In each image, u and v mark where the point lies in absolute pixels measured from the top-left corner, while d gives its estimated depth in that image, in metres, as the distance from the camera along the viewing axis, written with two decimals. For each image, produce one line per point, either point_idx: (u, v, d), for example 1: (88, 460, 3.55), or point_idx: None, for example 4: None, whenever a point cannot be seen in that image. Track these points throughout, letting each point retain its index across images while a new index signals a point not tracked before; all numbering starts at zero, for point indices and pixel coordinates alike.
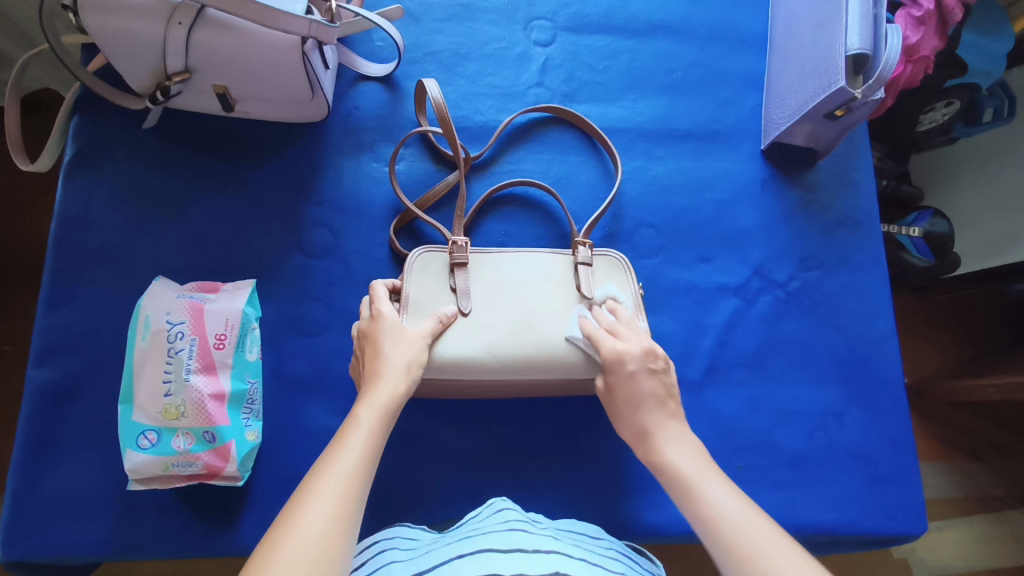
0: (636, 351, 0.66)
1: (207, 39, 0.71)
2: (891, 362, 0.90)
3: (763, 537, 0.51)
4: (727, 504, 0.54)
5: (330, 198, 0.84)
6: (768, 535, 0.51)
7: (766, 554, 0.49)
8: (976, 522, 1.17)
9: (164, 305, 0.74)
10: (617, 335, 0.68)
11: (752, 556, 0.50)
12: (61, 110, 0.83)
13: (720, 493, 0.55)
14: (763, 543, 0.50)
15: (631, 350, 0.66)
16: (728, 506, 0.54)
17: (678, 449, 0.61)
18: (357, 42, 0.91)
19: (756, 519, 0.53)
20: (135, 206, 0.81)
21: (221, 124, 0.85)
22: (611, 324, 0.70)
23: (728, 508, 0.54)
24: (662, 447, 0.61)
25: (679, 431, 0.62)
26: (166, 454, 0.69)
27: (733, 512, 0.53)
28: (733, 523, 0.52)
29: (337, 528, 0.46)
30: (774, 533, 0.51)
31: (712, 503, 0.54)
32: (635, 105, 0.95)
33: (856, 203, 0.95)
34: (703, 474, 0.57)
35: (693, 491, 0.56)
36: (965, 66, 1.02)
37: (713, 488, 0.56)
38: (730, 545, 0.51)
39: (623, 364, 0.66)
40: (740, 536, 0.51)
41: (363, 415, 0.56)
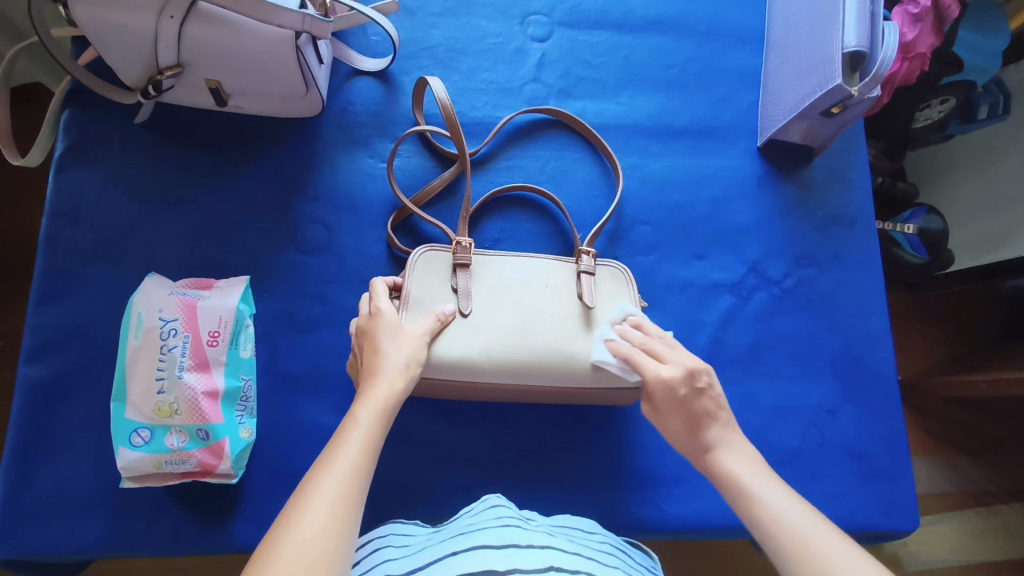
0: (680, 375, 0.63)
1: (199, 32, 0.70)
2: (885, 360, 0.90)
3: (828, 541, 0.48)
4: (788, 507, 0.52)
5: (324, 194, 0.84)
6: (829, 539, 0.48)
7: (836, 564, 0.46)
8: (968, 517, 1.18)
9: (157, 302, 0.74)
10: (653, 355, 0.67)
11: (820, 559, 0.47)
12: (51, 104, 0.82)
13: (778, 496, 0.53)
14: (831, 550, 0.47)
15: (674, 373, 0.63)
16: (788, 508, 0.52)
17: (737, 457, 0.58)
18: (352, 36, 0.90)
19: (815, 521, 0.50)
20: (127, 202, 0.80)
21: (215, 119, 0.84)
22: (645, 342, 0.68)
23: (789, 509, 0.51)
24: (722, 456, 0.59)
25: (737, 440, 0.60)
26: (159, 451, 0.69)
27: (795, 513, 0.51)
28: (797, 528, 0.50)
29: (337, 529, 0.45)
30: (836, 536, 0.49)
31: (772, 506, 0.52)
32: (631, 101, 0.94)
33: (851, 200, 0.95)
34: (759, 478, 0.55)
35: (750, 494, 0.54)
36: (960, 63, 1.02)
37: (770, 492, 0.54)
38: (789, 545, 0.49)
39: (671, 391, 0.62)
40: (805, 538, 0.49)
41: (362, 414, 0.55)
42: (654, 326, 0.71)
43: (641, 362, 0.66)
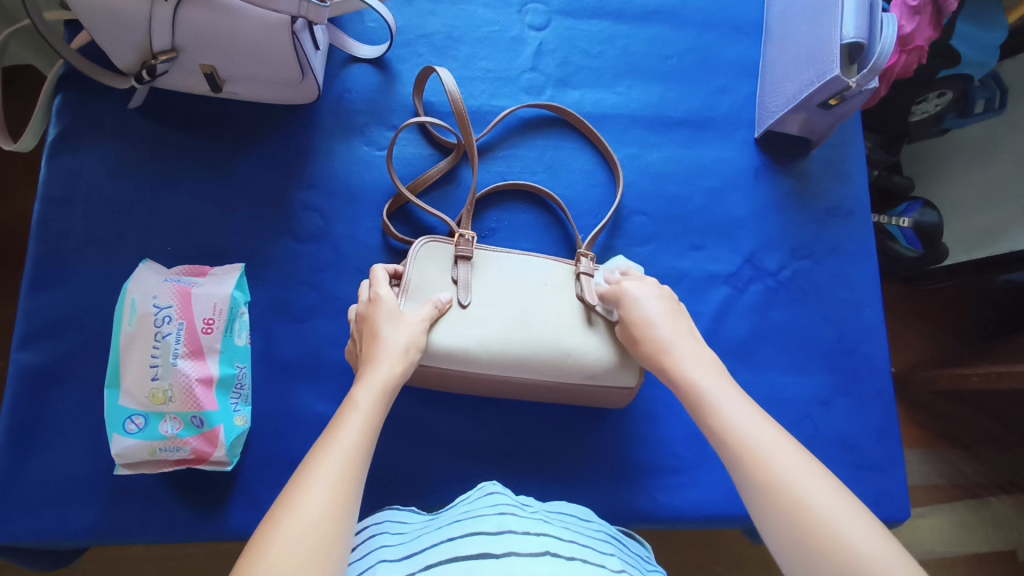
0: (646, 287, 0.68)
1: (194, 17, 0.69)
2: (879, 352, 0.90)
3: (775, 444, 0.50)
4: (738, 413, 0.54)
5: (320, 182, 0.83)
6: (777, 440, 0.51)
7: (774, 461, 0.49)
8: (958, 509, 1.19)
9: (150, 289, 0.73)
10: (662, 315, 0.65)
11: (766, 460, 0.49)
12: (43, 89, 0.81)
13: (734, 403, 0.55)
14: (775, 449, 0.50)
15: (641, 285, 0.68)
16: (739, 413, 0.53)
17: (696, 363, 0.59)
18: (348, 23, 0.89)
19: (762, 424, 0.52)
20: (121, 188, 0.79)
21: (209, 105, 0.83)
22: (651, 292, 0.67)
23: (740, 413, 0.53)
24: (678, 360, 0.60)
25: (697, 351, 0.61)
26: (153, 438, 0.69)
27: (747, 420, 0.53)
28: (744, 428, 0.52)
29: (336, 511, 0.45)
30: (782, 437, 0.51)
31: (724, 412, 0.54)
32: (629, 91, 0.94)
33: (848, 192, 0.95)
34: (716, 385, 0.57)
35: (704, 401, 0.56)
36: (958, 58, 1.02)
37: (726, 398, 0.55)
38: (740, 448, 0.51)
39: (628, 292, 0.68)
40: (755, 441, 0.51)
41: (362, 398, 0.55)
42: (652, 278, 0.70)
43: (649, 317, 0.65)
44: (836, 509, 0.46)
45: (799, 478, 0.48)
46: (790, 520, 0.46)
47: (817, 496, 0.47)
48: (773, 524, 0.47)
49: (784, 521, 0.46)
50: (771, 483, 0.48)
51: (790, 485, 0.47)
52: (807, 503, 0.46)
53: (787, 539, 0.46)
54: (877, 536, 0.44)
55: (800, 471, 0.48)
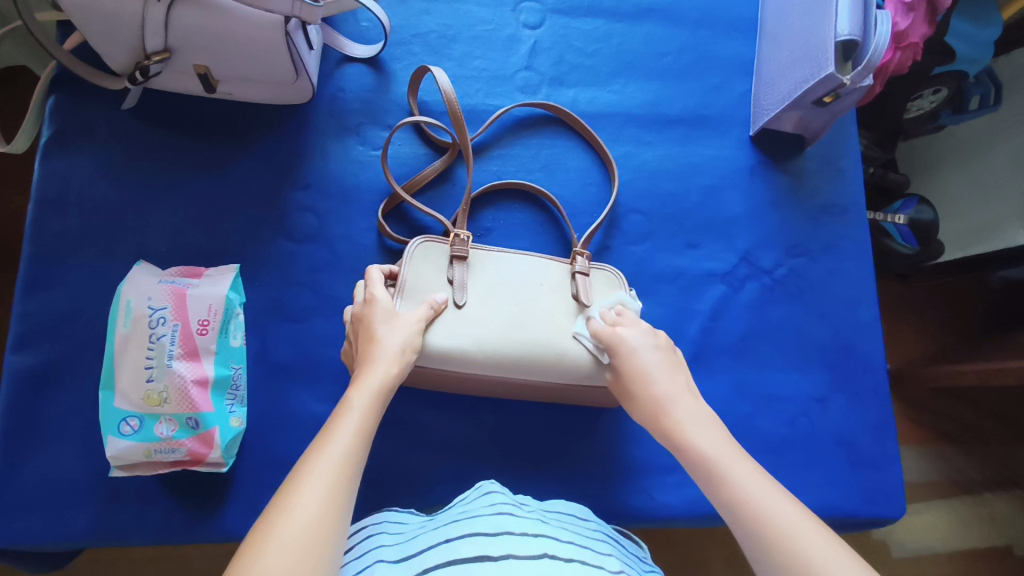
0: (640, 335, 0.66)
1: (187, 17, 0.69)
2: (875, 350, 0.90)
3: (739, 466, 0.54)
4: (755, 488, 0.51)
5: (315, 182, 0.83)
6: (798, 520, 0.48)
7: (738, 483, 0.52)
8: (955, 504, 1.19)
9: (145, 290, 0.73)
10: (660, 367, 0.63)
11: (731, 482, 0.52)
12: (36, 89, 0.80)
13: (748, 476, 0.52)
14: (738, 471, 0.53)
15: (635, 334, 0.66)
16: (707, 439, 0.56)
17: (700, 428, 0.57)
18: (342, 22, 0.89)
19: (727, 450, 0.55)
20: (115, 188, 0.79)
21: (203, 105, 0.83)
22: (647, 341, 0.66)
23: (757, 489, 0.51)
24: (677, 422, 0.59)
25: (692, 405, 0.60)
26: (149, 440, 0.69)
27: (716, 448, 0.55)
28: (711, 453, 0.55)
29: (330, 512, 0.45)
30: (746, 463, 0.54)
31: (739, 487, 0.52)
32: (624, 90, 0.94)
33: (843, 190, 0.96)
34: (724, 453, 0.55)
35: (716, 474, 0.53)
36: (953, 53, 1.02)
37: (738, 470, 0.53)
38: (713, 475, 0.54)
39: (624, 341, 0.66)
40: (779, 525, 0.48)
41: (356, 399, 0.55)
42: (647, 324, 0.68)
43: (646, 369, 0.63)
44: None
45: (830, 566, 0.45)
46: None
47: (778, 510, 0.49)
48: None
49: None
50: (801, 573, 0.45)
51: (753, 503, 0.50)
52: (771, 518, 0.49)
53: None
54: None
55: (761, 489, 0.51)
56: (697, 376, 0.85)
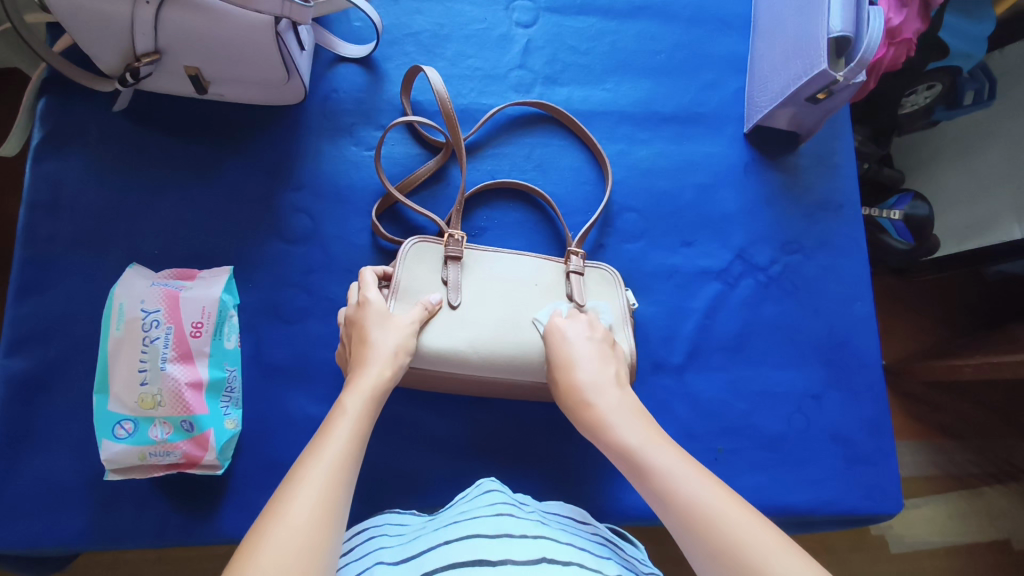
0: (579, 325, 0.70)
1: (176, 18, 0.69)
2: (870, 345, 0.91)
3: (670, 458, 0.55)
4: (676, 471, 0.54)
5: (308, 183, 0.83)
6: (715, 494, 0.51)
7: (666, 472, 0.54)
8: (952, 498, 1.20)
9: (138, 293, 0.73)
10: (588, 359, 0.66)
11: (660, 472, 0.54)
12: (26, 92, 0.80)
13: (668, 459, 0.55)
14: (668, 462, 0.55)
15: (574, 324, 0.70)
16: (636, 435, 0.58)
17: (625, 420, 0.60)
18: (334, 23, 0.89)
19: (658, 444, 0.57)
20: (108, 191, 0.79)
21: (194, 107, 0.83)
22: (583, 334, 0.69)
23: (678, 470, 0.54)
24: (605, 414, 0.61)
25: (620, 401, 0.62)
26: (143, 443, 0.69)
27: (644, 442, 0.58)
28: (640, 448, 0.57)
29: (325, 519, 0.45)
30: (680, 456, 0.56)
31: (662, 472, 0.54)
32: (618, 88, 0.94)
33: (837, 186, 0.96)
34: (647, 442, 0.57)
35: (641, 462, 0.56)
36: (945, 49, 1.03)
37: (661, 456, 0.56)
38: (643, 468, 0.56)
39: (563, 330, 0.69)
40: (696, 501, 0.51)
41: (350, 402, 0.56)
42: (592, 318, 0.71)
43: (573, 358, 0.66)
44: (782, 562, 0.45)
45: (740, 530, 0.48)
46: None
47: (704, 492, 0.51)
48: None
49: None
50: (718, 545, 0.48)
51: (681, 489, 0.52)
52: (697, 500, 0.51)
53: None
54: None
55: (687, 475, 0.53)
56: (693, 373, 0.86)
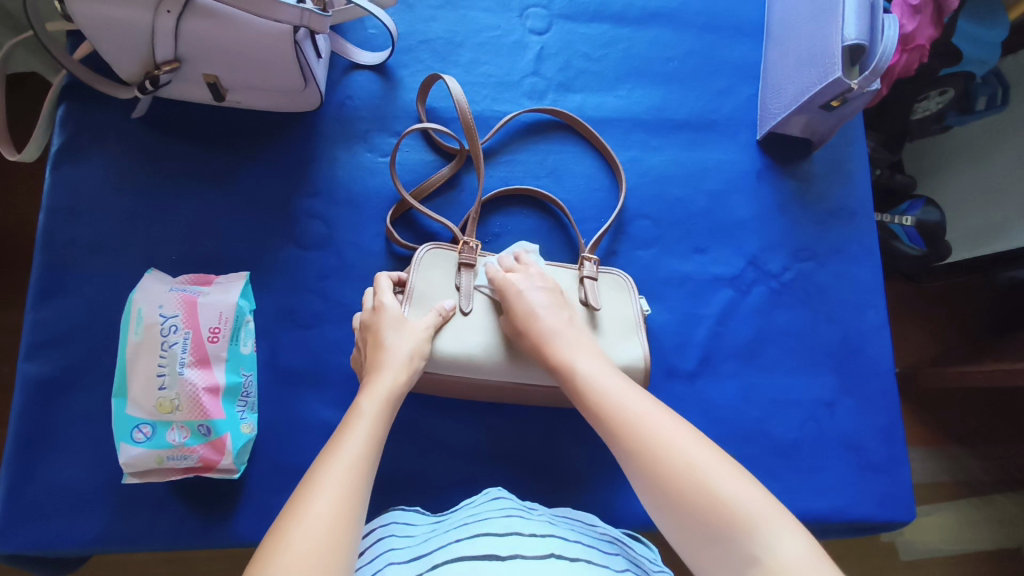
0: (529, 279, 0.70)
1: (197, 28, 0.70)
2: (883, 353, 0.90)
3: (610, 377, 0.60)
4: (617, 393, 0.57)
5: (323, 189, 0.83)
6: (649, 408, 0.55)
7: (600, 385, 0.59)
8: (963, 505, 1.19)
9: (156, 297, 0.74)
10: (545, 306, 0.68)
11: (597, 386, 0.59)
12: (47, 98, 0.81)
13: (605, 378, 0.60)
14: (603, 380, 0.59)
15: (524, 279, 0.70)
16: (583, 358, 0.63)
17: (576, 350, 0.64)
18: (350, 31, 0.90)
19: (599, 365, 0.62)
20: (125, 197, 0.79)
21: (212, 114, 0.84)
22: (533, 285, 0.70)
23: (620, 392, 0.58)
24: (559, 348, 0.64)
25: (569, 329, 0.66)
26: (161, 447, 0.70)
27: (585, 364, 0.62)
28: (583, 369, 0.61)
29: (344, 519, 0.46)
30: (620, 377, 0.60)
31: (604, 395, 0.58)
32: (631, 95, 0.94)
33: (850, 193, 0.96)
34: (591, 364, 0.62)
35: (586, 387, 0.60)
36: (959, 55, 1.03)
37: (600, 377, 0.60)
38: (580, 385, 0.60)
39: (512, 287, 0.69)
40: (627, 408, 0.56)
41: (366, 406, 0.56)
42: (539, 268, 0.72)
43: (533, 309, 0.67)
44: (690, 451, 0.51)
45: (658, 430, 0.53)
46: (659, 480, 0.50)
47: (632, 403, 0.56)
48: (650, 486, 0.51)
49: (648, 470, 0.51)
50: (645, 448, 0.52)
51: (615, 399, 0.57)
52: (628, 410, 0.55)
53: (664, 496, 0.50)
54: (722, 466, 0.50)
55: (621, 389, 0.58)
56: (706, 380, 0.86)
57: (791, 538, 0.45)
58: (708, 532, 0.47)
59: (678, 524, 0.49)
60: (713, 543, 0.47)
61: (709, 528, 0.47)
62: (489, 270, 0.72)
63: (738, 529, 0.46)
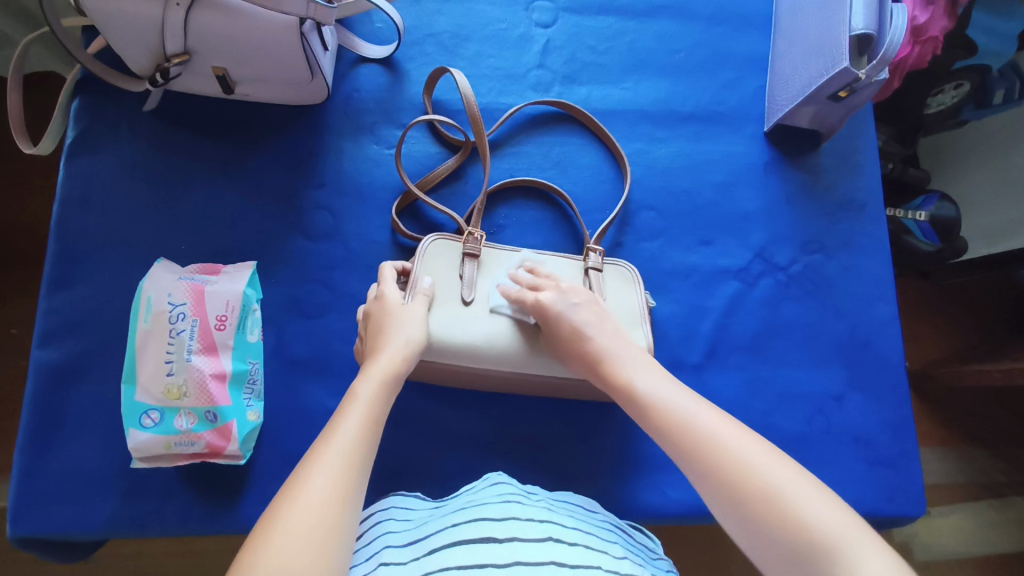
0: (565, 294, 0.68)
1: (205, 20, 0.71)
2: (893, 347, 0.89)
3: (675, 390, 0.59)
4: (682, 406, 0.56)
5: (330, 181, 0.84)
6: (717, 423, 0.54)
7: (664, 398, 0.58)
8: (981, 507, 1.17)
9: (165, 286, 0.75)
10: (590, 323, 0.66)
11: (658, 399, 0.58)
12: (61, 92, 0.83)
13: (669, 392, 0.59)
14: (667, 393, 0.58)
15: (563, 294, 0.68)
16: (642, 373, 0.61)
17: (632, 363, 0.63)
18: (357, 24, 0.91)
19: (662, 380, 0.60)
20: (137, 189, 0.81)
21: (221, 107, 0.85)
22: (569, 300, 0.68)
23: (689, 407, 0.56)
24: (615, 364, 0.63)
25: (625, 346, 0.65)
26: (169, 433, 0.71)
27: (647, 377, 0.61)
28: (645, 383, 0.60)
29: (339, 499, 0.46)
30: (686, 391, 0.59)
31: (669, 408, 0.57)
32: (637, 87, 0.94)
33: (861, 185, 0.95)
34: (649, 379, 0.61)
35: (649, 402, 0.58)
36: (974, 47, 1.02)
37: (663, 391, 0.59)
38: (642, 398, 0.59)
39: (547, 307, 0.68)
40: (695, 423, 0.54)
41: (363, 389, 0.56)
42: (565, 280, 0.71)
43: (578, 327, 0.66)
44: (769, 468, 0.50)
45: (733, 446, 0.52)
46: (740, 498, 0.49)
47: (701, 417, 0.55)
48: (730, 507, 0.50)
49: (728, 490, 0.50)
50: (722, 466, 0.51)
51: (681, 412, 0.56)
52: (697, 423, 0.54)
53: (745, 516, 0.49)
54: (810, 484, 0.49)
55: (688, 402, 0.57)
56: (711, 372, 0.85)
57: (882, 560, 0.44)
58: (793, 554, 0.46)
59: (762, 546, 0.48)
60: (799, 565, 0.46)
61: (797, 551, 0.46)
62: (507, 292, 0.71)
63: (823, 550, 0.45)
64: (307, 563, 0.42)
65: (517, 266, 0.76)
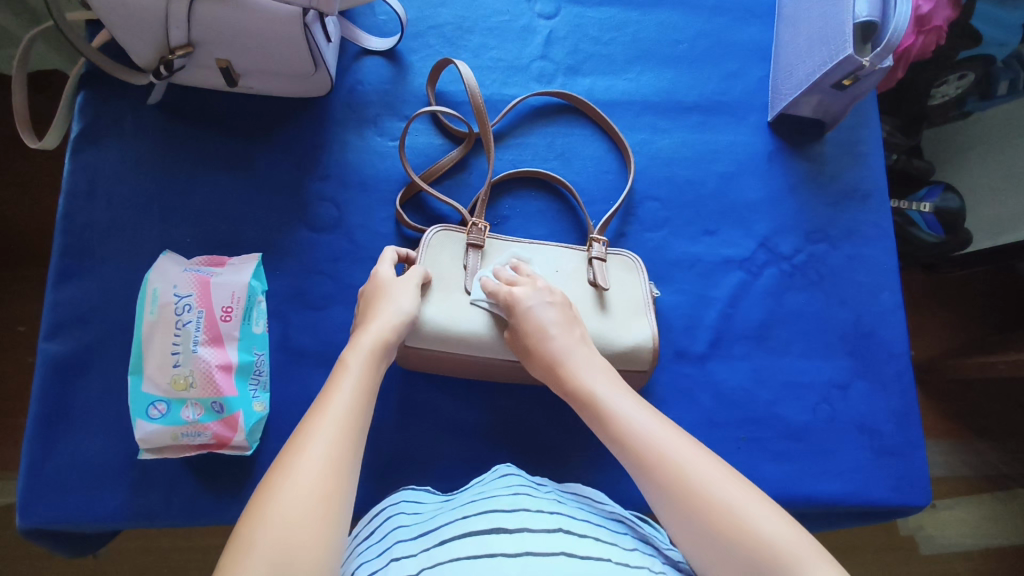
0: (537, 293, 0.68)
1: (208, 11, 0.71)
2: (898, 336, 0.89)
3: (630, 404, 0.59)
4: (641, 421, 0.57)
5: (334, 173, 0.84)
6: (674, 440, 0.55)
7: (620, 412, 0.58)
8: (986, 500, 1.17)
9: (171, 278, 0.75)
10: (556, 324, 0.66)
11: (617, 413, 0.58)
12: (67, 86, 0.83)
13: (628, 406, 0.59)
14: (625, 407, 0.59)
15: (534, 293, 0.68)
16: (599, 382, 0.62)
17: (590, 371, 0.63)
18: (360, 16, 0.91)
19: (619, 391, 0.61)
20: (142, 182, 0.81)
21: (225, 100, 0.85)
22: (540, 299, 0.68)
23: (645, 422, 0.57)
24: (573, 371, 0.63)
25: (585, 353, 0.65)
26: (176, 424, 0.71)
27: (603, 388, 0.61)
28: (602, 394, 0.61)
29: (334, 470, 0.47)
30: (642, 405, 0.59)
31: (628, 423, 0.57)
32: (640, 77, 0.94)
33: (865, 175, 0.94)
34: (607, 391, 0.61)
35: (608, 415, 0.59)
36: (978, 37, 1.02)
37: (621, 404, 0.59)
38: (600, 410, 0.60)
39: (520, 303, 0.68)
40: (654, 441, 0.55)
41: (351, 359, 0.57)
42: (545, 281, 0.71)
43: (544, 326, 0.66)
44: (723, 488, 0.51)
45: (690, 465, 0.53)
46: (701, 518, 0.50)
47: (659, 434, 0.55)
48: (690, 526, 0.51)
49: (689, 509, 0.51)
50: (680, 485, 0.52)
51: (638, 429, 0.56)
52: (655, 441, 0.55)
53: (705, 537, 0.50)
54: (763, 502, 0.50)
55: (644, 418, 0.57)
56: (716, 362, 0.85)
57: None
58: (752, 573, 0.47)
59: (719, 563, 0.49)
60: None
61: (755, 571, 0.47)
62: (488, 284, 0.71)
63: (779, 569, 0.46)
64: (305, 532, 0.43)
65: (502, 262, 0.75)
